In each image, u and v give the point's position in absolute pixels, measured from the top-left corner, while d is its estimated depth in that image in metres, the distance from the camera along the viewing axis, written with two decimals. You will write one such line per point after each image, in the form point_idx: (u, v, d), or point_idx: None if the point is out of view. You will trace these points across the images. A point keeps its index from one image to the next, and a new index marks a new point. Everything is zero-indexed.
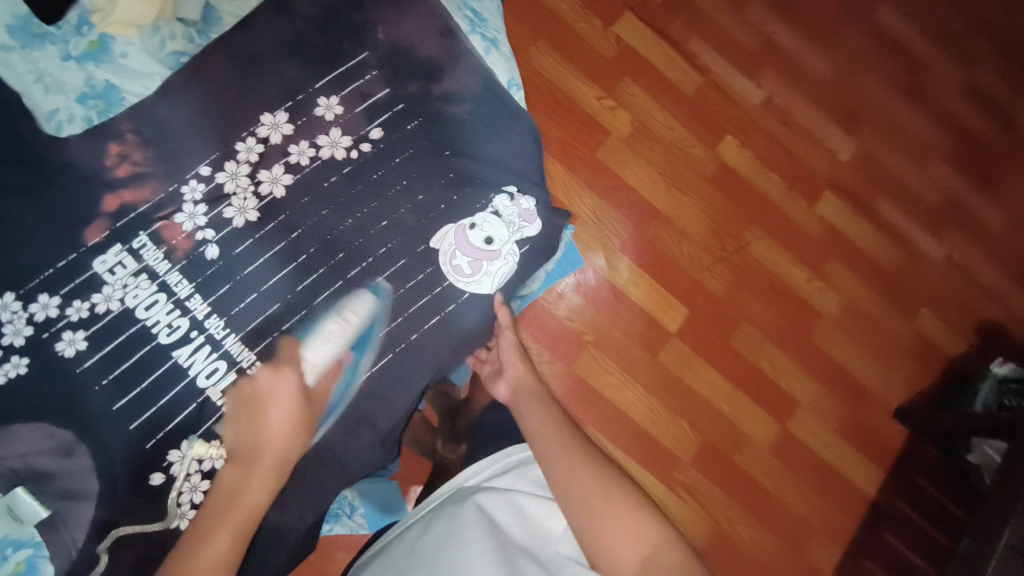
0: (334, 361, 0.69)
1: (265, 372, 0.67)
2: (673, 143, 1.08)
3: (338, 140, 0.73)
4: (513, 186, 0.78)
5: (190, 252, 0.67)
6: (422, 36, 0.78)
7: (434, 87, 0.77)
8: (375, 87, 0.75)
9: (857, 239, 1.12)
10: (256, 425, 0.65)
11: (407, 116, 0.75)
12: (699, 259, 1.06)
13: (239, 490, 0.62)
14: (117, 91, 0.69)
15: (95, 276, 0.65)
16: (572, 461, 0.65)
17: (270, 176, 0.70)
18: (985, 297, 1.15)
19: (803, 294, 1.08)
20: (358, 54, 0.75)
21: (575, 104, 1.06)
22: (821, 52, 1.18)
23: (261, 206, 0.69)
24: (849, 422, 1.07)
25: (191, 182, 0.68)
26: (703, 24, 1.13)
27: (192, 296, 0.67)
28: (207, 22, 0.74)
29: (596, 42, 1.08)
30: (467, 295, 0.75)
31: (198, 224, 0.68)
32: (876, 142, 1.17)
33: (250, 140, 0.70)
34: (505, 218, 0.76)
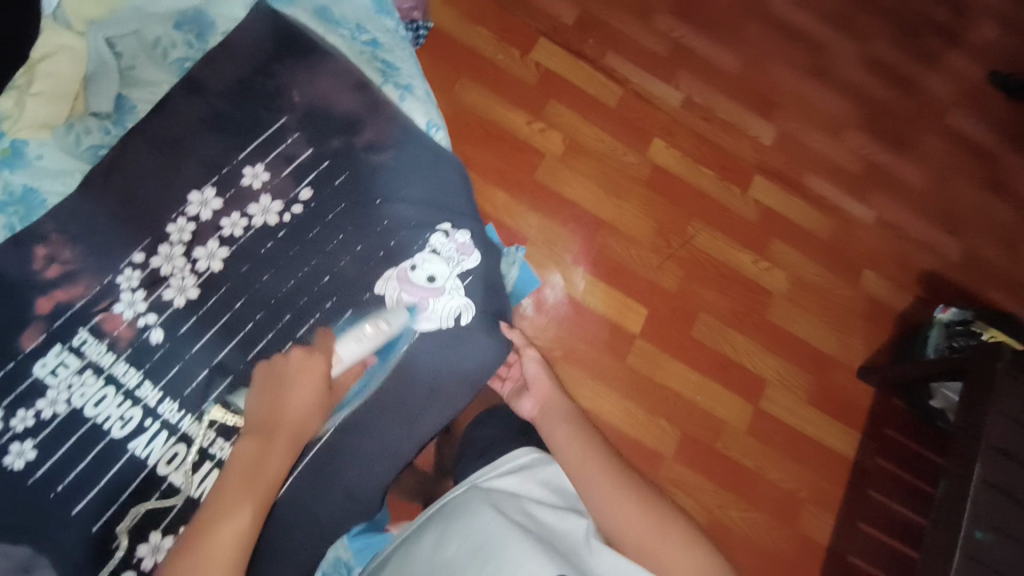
0: (359, 360, 0.73)
1: (299, 353, 0.69)
2: (605, 154, 1.13)
3: (269, 207, 0.74)
4: (447, 223, 0.80)
5: (133, 339, 0.68)
6: (337, 93, 0.80)
7: (356, 139, 0.79)
8: (298, 149, 0.77)
9: (792, 215, 1.18)
10: (280, 400, 0.65)
11: (333, 172, 0.77)
12: (648, 259, 1.10)
13: (258, 464, 0.60)
14: (36, 193, 0.70)
15: (38, 381, 0.65)
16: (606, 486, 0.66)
17: (205, 252, 0.72)
18: (919, 249, 1.22)
19: (751, 276, 1.13)
20: (277, 120, 0.77)
21: (507, 131, 1.10)
22: (728, 48, 1.25)
23: (200, 282, 0.71)
24: (816, 390, 1.11)
25: (127, 270, 0.69)
26: (615, 39, 1.19)
27: (141, 384, 0.67)
28: (121, 112, 0.75)
29: (517, 70, 1.12)
30: (416, 332, 0.75)
31: (139, 310, 0.68)
32: (792, 123, 1.24)
33: (180, 221, 0.72)
34: (443, 254, 0.78)
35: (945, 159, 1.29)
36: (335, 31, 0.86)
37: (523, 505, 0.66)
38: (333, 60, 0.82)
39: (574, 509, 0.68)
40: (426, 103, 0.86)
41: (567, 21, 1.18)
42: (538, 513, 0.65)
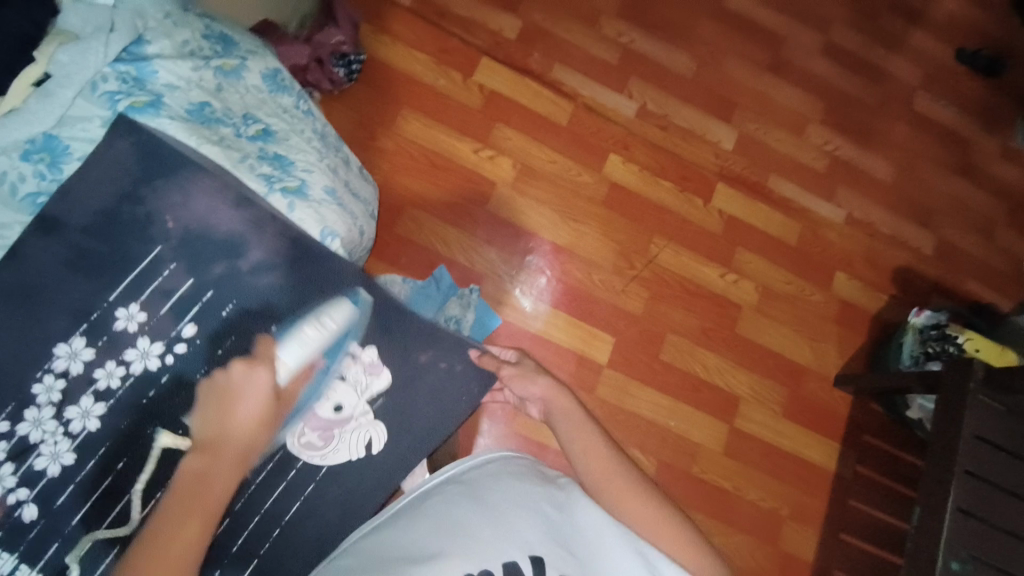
0: (305, 365, 0.62)
1: (240, 366, 0.59)
2: (559, 176, 1.08)
3: (149, 349, 0.59)
4: (354, 342, 0.66)
5: (4, 520, 0.54)
6: (213, 209, 0.61)
7: (241, 263, 0.62)
8: (178, 281, 0.61)
9: (756, 222, 1.14)
10: (225, 416, 0.56)
11: (219, 301, 0.61)
12: (611, 283, 1.06)
13: (203, 478, 0.53)
14: None
15: None
16: (618, 487, 0.62)
17: (79, 410, 0.57)
18: (890, 246, 1.19)
19: (718, 290, 1.10)
20: (149, 251, 0.60)
21: (454, 162, 1.04)
22: (680, 49, 1.19)
23: (77, 447, 0.56)
24: (791, 403, 1.09)
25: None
26: (561, 50, 1.13)
27: (17, 568, 0.54)
28: None
29: (459, 95, 1.07)
30: (324, 470, 0.63)
31: (8, 486, 0.54)
32: (752, 123, 1.19)
33: (47, 378, 0.56)
34: (349, 379, 0.65)
35: (913, 148, 1.25)
36: (214, 132, 0.64)
37: (505, 484, 0.60)
38: (209, 176, 0.62)
39: (552, 483, 0.62)
40: (339, 206, 0.70)
41: (509, 36, 1.11)
42: (522, 488, 0.60)
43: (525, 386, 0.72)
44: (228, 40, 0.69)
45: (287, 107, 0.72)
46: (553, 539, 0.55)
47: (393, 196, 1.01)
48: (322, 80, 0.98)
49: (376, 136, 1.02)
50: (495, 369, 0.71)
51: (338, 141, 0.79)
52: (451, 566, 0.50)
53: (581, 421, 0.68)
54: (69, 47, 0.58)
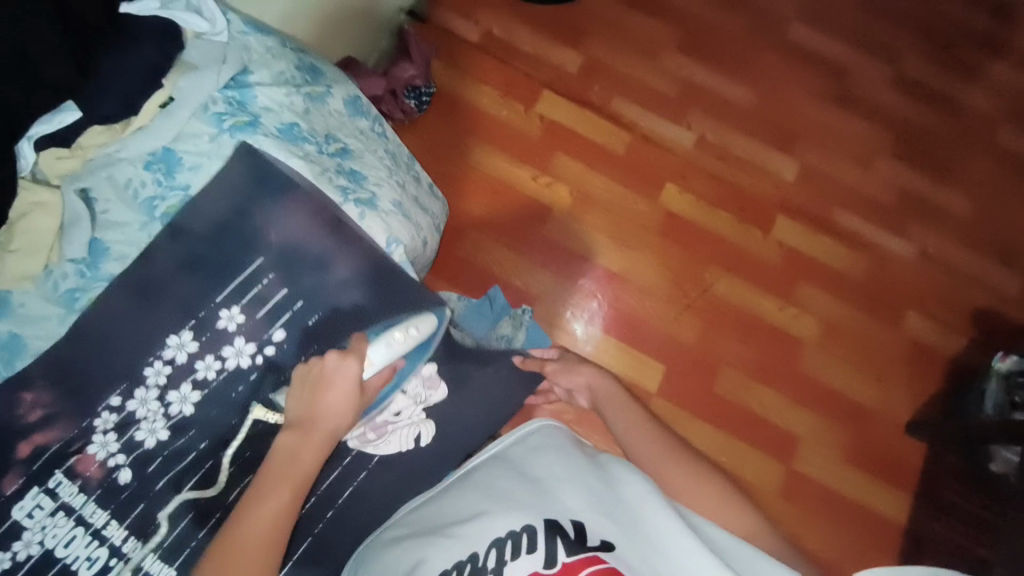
0: (389, 365, 0.63)
1: (332, 355, 0.60)
2: (614, 204, 1.10)
3: (243, 348, 0.64)
4: (417, 357, 0.69)
5: (104, 480, 0.60)
6: (305, 220, 0.66)
7: (328, 277, 0.66)
8: (273, 290, 0.65)
9: (820, 255, 1.11)
10: (318, 403, 0.59)
11: (306, 311, 0.66)
12: (663, 311, 1.06)
13: (295, 459, 0.56)
14: (22, 338, 0.59)
15: (14, 524, 0.58)
16: (673, 463, 0.64)
17: (179, 395, 0.62)
18: (971, 286, 1.12)
19: (778, 324, 1.07)
20: (251, 262, 0.65)
21: (512, 188, 1.09)
22: (741, 81, 1.20)
23: (172, 425, 0.62)
24: (856, 447, 1.03)
25: (103, 413, 0.61)
26: (621, 83, 1.17)
27: (109, 523, 0.60)
28: (96, 254, 0.61)
29: (521, 125, 1.12)
30: (376, 458, 0.68)
31: (110, 451, 0.60)
32: (817, 155, 1.17)
33: (156, 363, 0.62)
34: (411, 390, 0.69)
35: (997, 183, 1.18)
36: (300, 148, 0.68)
37: (542, 458, 0.62)
38: (299, 190, 0.66)
39: (595, 456, 0.63)
40: (406, 220, 0.74)
41: (570, 70, 1.17)
42: (558, 462, 0.61)
43: (571, 376, 0.76)
44: (316, 70, 0.75)
45: (363, 130, 0.78)
46: (597, 504, 0.55)
47: (453, 218, 1.06)
48: (396, 111, 1.07)
49: (440, 162, 1.09)
50: (540, 368, 0.78)
51: (409, 160, 0.84)
52: (488, 520, 0.55)
53: (624, 405, 0.72)
54: (189, 75, 0.63)
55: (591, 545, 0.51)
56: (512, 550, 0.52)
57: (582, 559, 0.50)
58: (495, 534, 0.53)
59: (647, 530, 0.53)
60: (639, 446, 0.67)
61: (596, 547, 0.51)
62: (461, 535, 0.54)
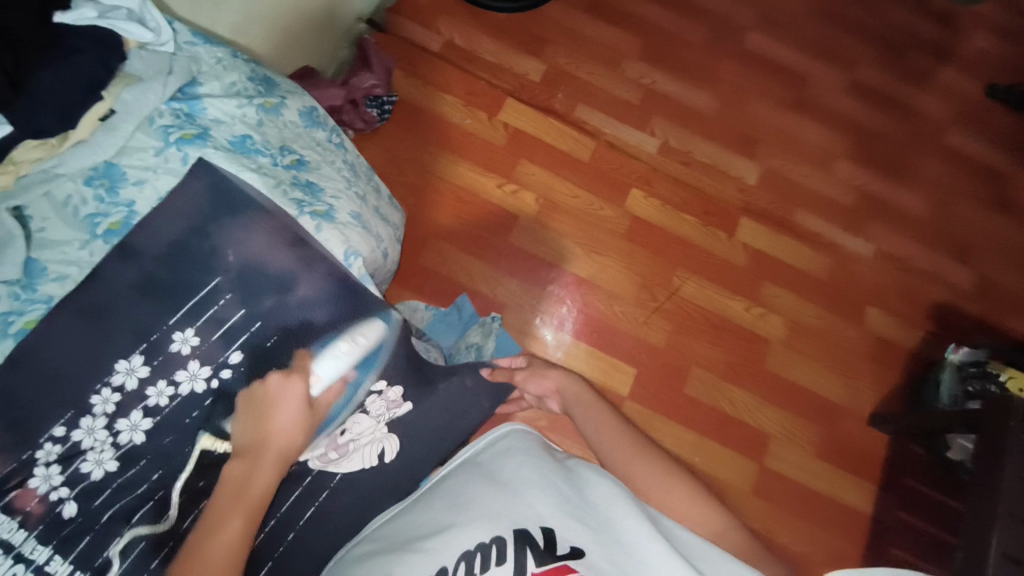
0: (339, 378, 0.64)
1: (274, 378, 0.61)
2: (581, 210, 1.10)
3: (198, 372, 0.60)
4: (381, 380, 0.67)
5: (46, 515, 0.54)
6: (259, 235, 0.62)
7: (290, 298, 0.63)
8: (232, 311, 0.61)
9: (781, 256, 1.14)
10: (263, 426, 0.59)
11: (266, 333, 0.62)
12: (633, 315, 1.06)
13: (246, 484, 0.57)
14: None
15: None
16: (637, 459, 0.66)
17: (129, 423, 0.57)
18: (925, 281, 1.16)
19: (745, 324, 1.09)
20: (209, 281, 0.61)
21: (479, 196, 1.08)
22: (701, 88, 1.23)
23: (121, 455, 0.57)
24: (824, 442, 1.05)
25: (44, 444, 0.55)
26: (585, 91, 1.18)
27: (52, 558, 0.53)
28: (32, 274, 0.57)
29: (486, 134, 1.12)
30: (338, 476, 0.66)
31: (52, 485, 0.54)
32: (775, 159, 1.21)
33: (104, 390, 0.57)
34: (372, 414, 0.67)
35: (945, 182, 1.23)
36: (253, 160, 0.66)
37: (510, 463, 0.61)
38: (249, 203, 0.63)
39: (562, 463, 0.63)
40: (365, 232, 0.71)
41: (534, 78, 1.17)
42: (526, 467, 0.60)
43: (540, 382, 0.79)
44: (270, 81, 0.73)
45: (319, 140, 0.75)
46: (566, 510, 0.54)
47: (419, 228, 1.05)
48: (356, 120, 1.05)
49: (406, 172, 1.08)
50: (510, 378, 0.80)
51: (367, 171, 0.82)
52: (459, 533, 0.53)
53: (597, 410, 0.73)
54: (134, 87, 0.61)
55: (561, 553, 0.50)
56: (483, 563, 0.50)
57: (552, 569, 0.48)
58: (463, 546, 0.51)
59: (614, 536, 0.52)
60: (612, 450, 0.68)
61: (566, 556, 0.50)
62: (431, 550, 0.52)
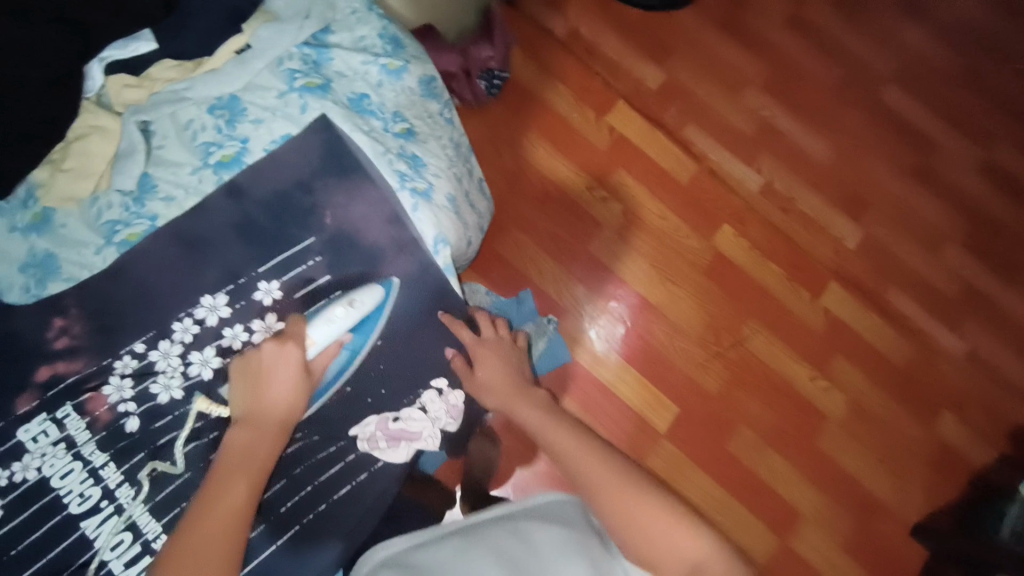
0: (335, 341, 0.65)
1: (270, 344, 0.62)
2: (665, 234, 1.07)
3: (272, 326, 0.65)
4: (444, 379, 0.71)
5: (110, 424, 0.62)
6: (354, 205, 0.67)
7: (372, 273, 0.68)
8: (318, 273, 0.67)
9: (863, 332, 1.06)
10: (260, 394, 0.61)
11: (343, 302, 0.67)
12: (690, 353, 1.03)
13: (249, 450, 0.58)
14: (56, 259, 0.63)
15: (17, 445, 0.60)
16: (614, 492, 0.61)
17: (201, 357, 0.63)
18: (1015, 399, 1.05)
19: (804, 393, 1.03)
20: (303, 240, 0.66)
21: (566, 195, 1.06)
22: (821, 135, 1.14)
23: (185, 386, 0.63)
24: (857, 537, 0.98)
25: (125, 357, 0.62)
26: (698, 111, 1.13)
27: (106, 464, 0.61)
28: (144, 190, 0.64)
29: (589, 132, 1.08)
30: (378, 462, 0.68)
31: (122, 397, 0.62)
32: (884, 229, 1.11)
33: (186, 320, 0.64)
34: (430, 413, 0.70)
35: None
36: (366, 123, 0.69)
37: (552, 530, 0.61)
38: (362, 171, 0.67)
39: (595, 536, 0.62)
40: (459, 221, 0.72)
41: (650, 86, 1.12)
42: (564, 538, 0.60)
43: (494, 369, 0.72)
44: (398, 43, 0.72)
45: (434, 114, 0.74)
46: None
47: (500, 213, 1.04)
48: (466, 91, 1.05)
49: (501, 153, 1.06)
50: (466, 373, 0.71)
51: (469, 152, 0.80)
52: None
53: (557, 427, 0.67)
54: (270, 26, 0.68)
55: None
56: None
57: None
58: None
59: None
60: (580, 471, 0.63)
61: None
62: None
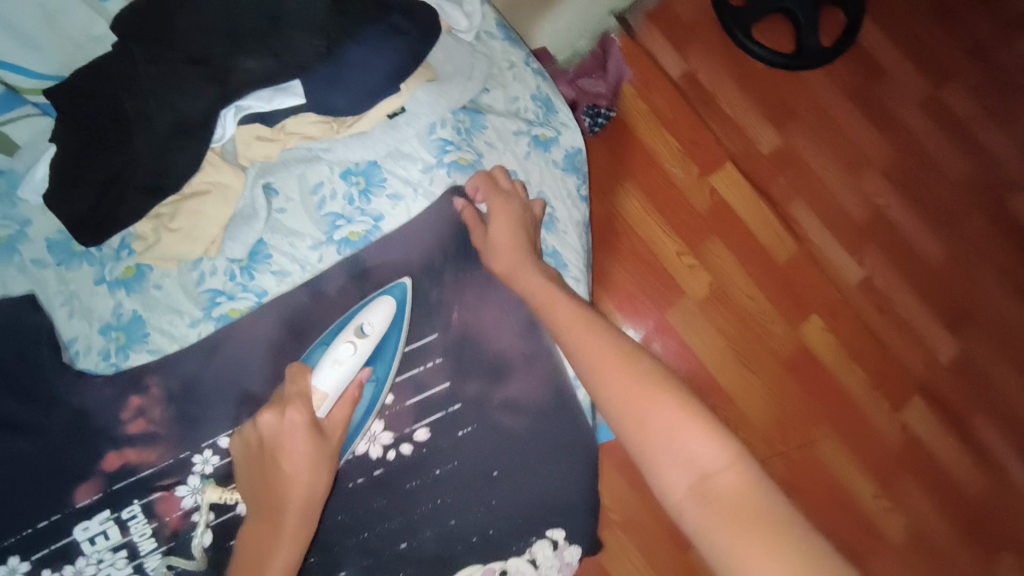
0: (352, 382, 0.60)
1: (271, 418, 0.58)
2: (753, 316, 0.98)
3: (378, 436, 0.66)
4: (562, 532, 0.69)
5: (180, 533, 0.63)
6: (491, 325, 0.69)
7: (497, 389, 0.69)
8: (434, 378, 0.68)
9: (940, 457, 0.99)
10: (269, 476, 0.57)
11: (462, 416, 0.68)
12: (754, 450, 0.95)
13: (266, 553, 0.56)
14: (143, 325, 0.64)
15: (72, 544, 0.62)
16: (635, 393, 0.50)
17: None
18: None
19: (868, 515, 0.96)
20: (426, 336, 0.68)
21: (655, 257, 0.98)
22: (936, 235, 1.05)
23: None
24: None
25: (206, 453, 0.64)
26: (810, 185, 1.04)
27: None
28: (255, 259, 0.65)
29: (690, 193, 1.00)
30: None
31: (198, 503, 0.63)
32: (982, 350, 1.03)
33: None
34: (540, 568, 0.69)
35: None
36: None
37: None
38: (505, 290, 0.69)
39: None
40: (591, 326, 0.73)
41: (763, 150, 1.04)
42: None
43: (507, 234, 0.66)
44: (550, 106, 0.76)
45: (572, 190, 0.75)
46: None
47: None
48: None
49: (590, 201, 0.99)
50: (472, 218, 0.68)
51: None
52: None
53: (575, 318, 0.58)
54: (428, 87, 0.66)
55: None
56: None
57: None
58: None
59: None
60: (580, 351, 0.56)
61: None
62: None
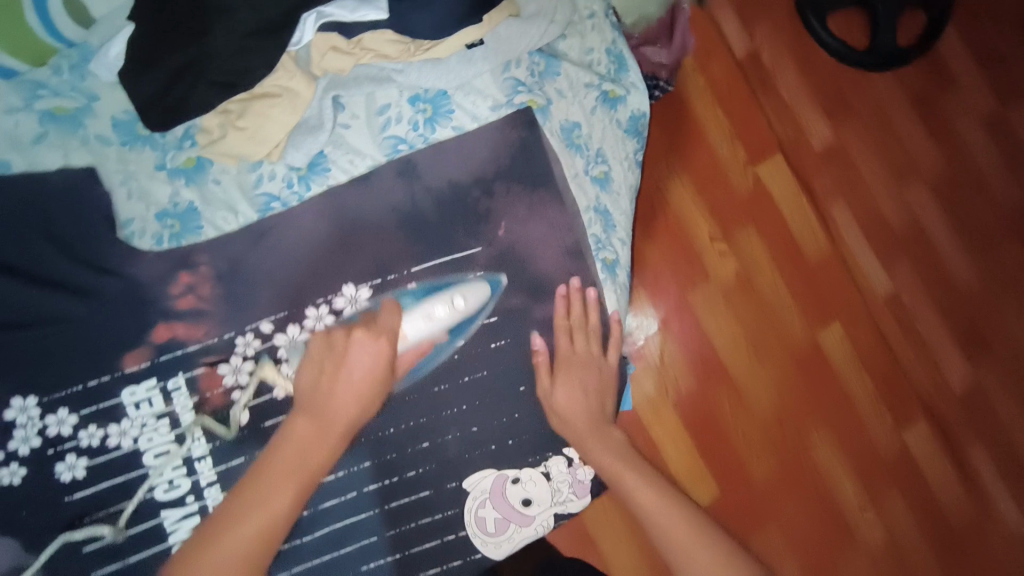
0: (427, 338, 0.69)
1: (364, 336, 0.66)
2: (772, 304, 0.98)
3: None
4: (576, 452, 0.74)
5: (218, 408, 0.69)
6: (539, 253, 0.74)
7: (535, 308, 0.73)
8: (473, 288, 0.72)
9: (928, 474, 1.01)
10: (335, 381, 0.64)
11: (497, 328, 0.72)
12: (749, 435, 0.97)
13: (303, 453, 0.61)
14: (196, 215, 0.70)
15: (119, 406, 0.68)
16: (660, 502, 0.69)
17: None
18: None
19: (848, 517, 0.98)
20: (469, 247, 0.72)
21: (687, 234, 0.97)
22: (972, 258, 1.03)
23: None
24: None
25: (248, 335, 0.69)
26: (853, 186, 1.02)
27: (203, 458, 0.69)
28: (313, 170, 0.71)
29: (733, 173, 0.98)
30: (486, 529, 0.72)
31: (239, 383, 0.69)
32: (995, 381, 1.02)
33: (322, 308, 0.70)
34: (552, 482, 0.74)
35: None
36: (572, 154, 0.75)
37: None
38: (563, 210, 0.74)
39: None
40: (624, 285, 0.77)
41: (813, 141, 1.01)
42: None
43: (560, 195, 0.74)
44: (622, 62, 0.79)
45: (630, 151, 0.79)
46: None
47: None
48: None
49: None
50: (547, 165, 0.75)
51: None
52: None
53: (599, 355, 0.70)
54: (511, 23, 0.71)
55: None
56: None
57: None
58: None
59: None
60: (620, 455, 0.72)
61: None
62: None
